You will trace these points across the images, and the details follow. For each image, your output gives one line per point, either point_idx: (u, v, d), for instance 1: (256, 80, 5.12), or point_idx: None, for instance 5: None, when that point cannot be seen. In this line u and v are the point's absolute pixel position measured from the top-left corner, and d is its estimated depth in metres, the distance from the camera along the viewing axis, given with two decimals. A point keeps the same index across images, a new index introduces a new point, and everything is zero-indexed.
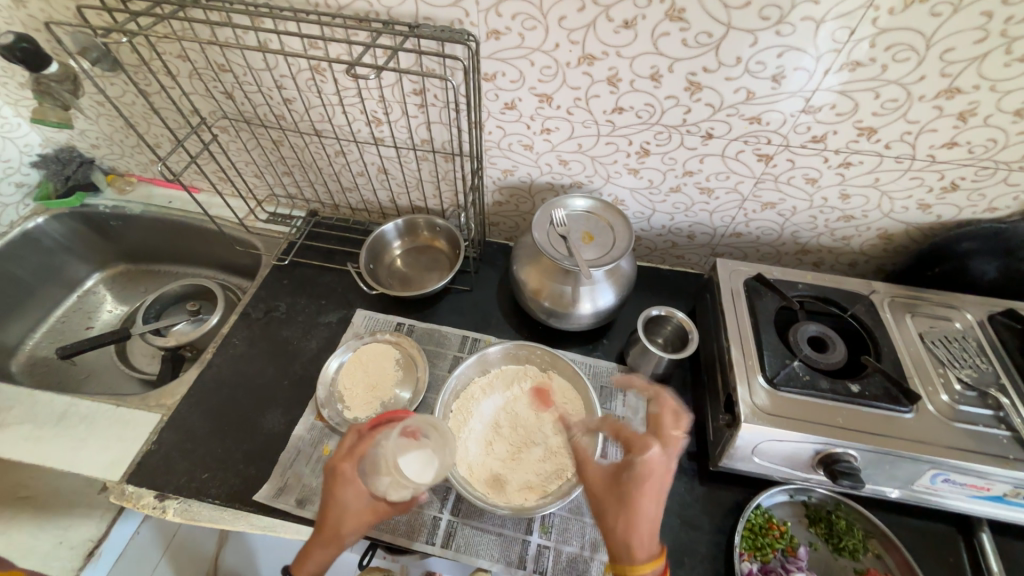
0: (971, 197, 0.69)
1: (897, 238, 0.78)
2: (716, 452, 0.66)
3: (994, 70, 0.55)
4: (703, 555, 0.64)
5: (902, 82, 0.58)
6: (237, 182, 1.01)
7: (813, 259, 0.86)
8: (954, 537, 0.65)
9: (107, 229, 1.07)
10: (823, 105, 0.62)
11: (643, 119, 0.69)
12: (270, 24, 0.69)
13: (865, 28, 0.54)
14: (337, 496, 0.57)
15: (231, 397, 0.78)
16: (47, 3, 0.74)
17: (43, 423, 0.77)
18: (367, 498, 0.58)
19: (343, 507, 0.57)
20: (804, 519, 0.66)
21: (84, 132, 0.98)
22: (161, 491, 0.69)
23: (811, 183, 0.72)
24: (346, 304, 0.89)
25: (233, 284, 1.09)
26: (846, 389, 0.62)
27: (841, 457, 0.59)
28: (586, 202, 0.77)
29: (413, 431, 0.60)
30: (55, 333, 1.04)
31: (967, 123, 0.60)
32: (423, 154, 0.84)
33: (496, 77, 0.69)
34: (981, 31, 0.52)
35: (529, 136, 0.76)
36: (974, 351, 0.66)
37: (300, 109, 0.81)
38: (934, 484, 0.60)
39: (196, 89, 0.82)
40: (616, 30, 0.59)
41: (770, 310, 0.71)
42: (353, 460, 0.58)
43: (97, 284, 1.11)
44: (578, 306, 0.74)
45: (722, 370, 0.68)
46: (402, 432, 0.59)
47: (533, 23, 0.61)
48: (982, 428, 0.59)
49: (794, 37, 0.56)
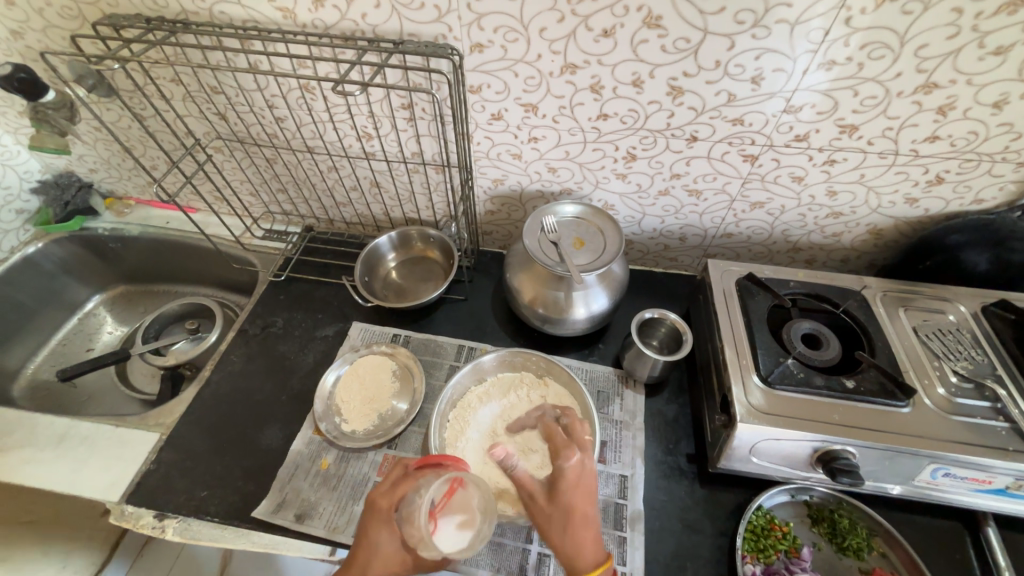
0: (957, 190, 0.69)
1: (887, 232, 0.78)
2: (714, 453, 0.65)
3: (968, 64, 0.56)
4: (706, 559, 0.63)
5: (880, 79, 0.58)
6: (233, 201, 1.02)
7: (806, 257, 0.86)
8: (960, 533, 0.64)
9: (106, 251, 1.08)
10: (804, 105, 0.63)
11: (628, 125, 0.70)
12: (260, 46, 0.70)
13: (839, 28, 0.55)
14: (369, 532, 0.54)
15: (230, 414, 0.78)
16: (44, 33, 0.76)
17: (44, 446, 0.77)
18: (398, 543, 0.53)
19: (373, 550, 0.53)
20: (807, 519, 0.65)
21: (82, 157, 1.00)
22: (161, 510, 0.69)
23: (798, 181, 0.73)
24: (343, 318, 0.89)
25: (231, 302, 1.09)
26: (842, 385, 0.62)
27: (840, 454, 0.58)
28: (576, 208, 0.78)
29: (456, 484, 0.56)
30: (56, 356, 1.05)
31: (947, 117, 0.61)
32: (414, 167, 0.85)
33: (481, 89, 0.70)
34: (953, 27, 0.53)
35: (516, 145, 0.77)
36: (970, 343, 0.66)
37: (291, 127, 0.82)
38: (935, 479, 0.60)
39: (190, 111, 0.84)
40: (596, 39, 0.61)
41: (762, 309, 0.71)
42: (391, 498, 0.55)
43: (97, 306, 1.12)
44: (572, 311, 0.74)
45: (717, 370, 0.68)
46: (444, 482, 0.55)
47: (514, 36, 0.62)
48: (981, 420, 0.59)
49: (771, 40, 0.57)
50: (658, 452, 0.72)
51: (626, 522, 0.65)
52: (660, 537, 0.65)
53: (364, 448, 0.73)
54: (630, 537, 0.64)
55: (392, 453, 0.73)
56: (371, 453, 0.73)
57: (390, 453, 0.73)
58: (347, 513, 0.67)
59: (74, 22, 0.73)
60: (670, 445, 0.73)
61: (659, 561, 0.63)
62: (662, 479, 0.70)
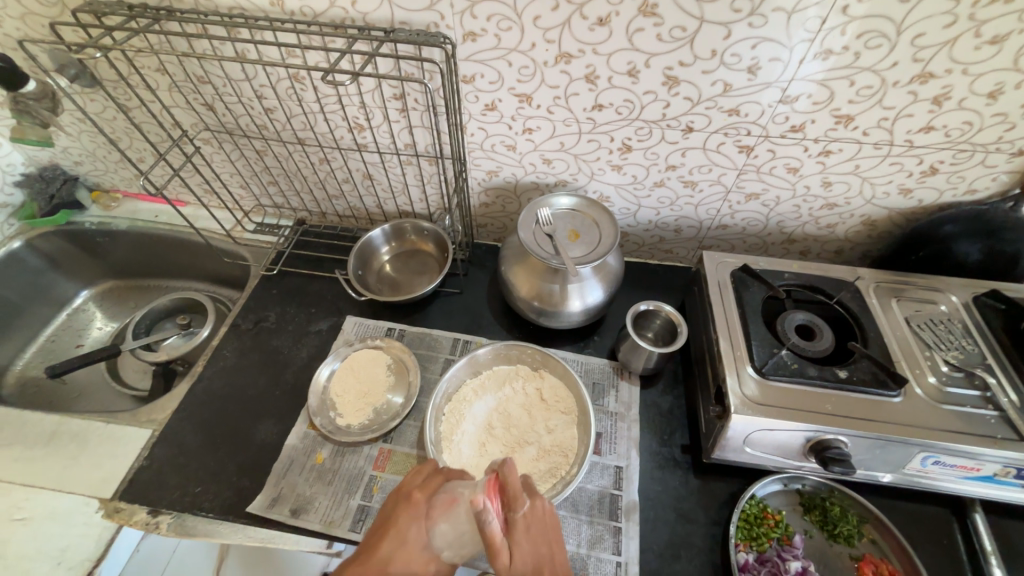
0: (951, 180, 0.69)
1: (881, 224, 0.79)
2: (709, 444, 0.66)
3: (964, 53, 0.55)
4: (699, 547, 0.64)
5: (876, 69, 0.58)
6: (223, 194, 1.01)
7: (800, 248, 0.87)
8: (949, 519, 0.65)
9: (94, 246, 1.06)
10: (800, 95, 0.63)
11: (624, 116, 0.69)
12: (247, 34, 0.68)
13: (836, 17, 0.54)
14: (400, 520, 0.52)
15: (223, 409, 0.78)
16: (22, 21, 0.74)
17: (35, 443, 0.76)
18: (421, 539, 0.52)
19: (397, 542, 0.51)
20: (799, 507, 0.66)
21: (66, 150, 0.98)
22: (155, 507, 0.69)
23: (793, 172, 0.73)
24: (337, 312, 0.89)
25: (223, 296, 1.08)
26: (835, 376, 0.62)
27: (832, 443, 0.59)
28: (570, 200, 0.78)
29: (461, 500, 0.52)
30: (46, 352, 1.03)
31: (942, 107, 0.61)
32: (407, 159, 0.84)
33: (475, 78, 0.69)
34: (950, 16, 0.52)
35: (511, 136, 0.76)
36: (961, 333, 0.67)
37: (281, 118, 0.81)
38: (925, 467, 0.60)
39: (177, 101, 0.82)
40: (591, 28, 0.60)
41: (757, 300, 0.71)
42: (427, 492, 0.55)
43: (86, 301, 1.11)
44: (567, 304, 0.74)
45: (711, 361, 0.68)
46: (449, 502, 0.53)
47: (508, 24, 0.61)
48: (970, 409, 0.60)
49: (768, 28, 0.56)
50: (653, 443, 0.73)
51: (622, 512, 0.66)
52: (655, 527, 0.65)
53: (359, 442, 0.73)
54: (625, 528, 0.65)
55: (388, 447, 0.73)
56: (367, 447, 0.72)
57: (385, 446, 0.73)
58: (343, 508, 0.67)
59: (53, 9, 0.71)
60: (665, 436, 0.73)
61: (654, 550, 0.64)
62: (657, 469, 0.70)
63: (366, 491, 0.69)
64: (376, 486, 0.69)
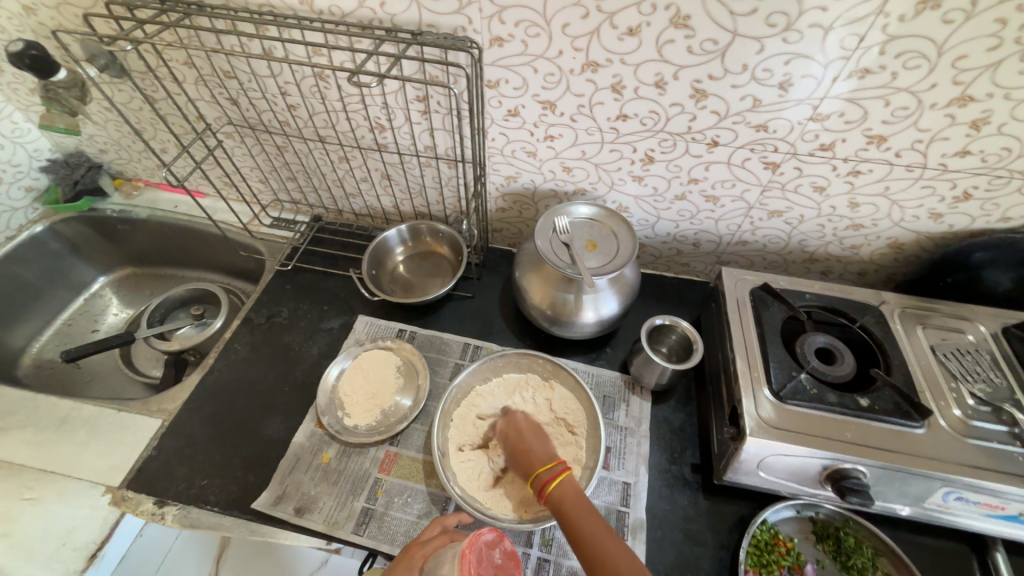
0: (984, 207, 0.67)
1: (907, 247, 0.76)
2: (721, 465, 0.64)
3: (1007, 78, 0.53)
4: (707, 571, 0.62)
5: (913, 90, 0.56)
6: (241, 187, 1.02)
7: (821, 268, 0.85)
8: (967, 557, 0.63)
9: (114, 233, 1.08)
10: (831, 113, 0.61)
11: (648, 127, 0.68)
12: (275, 32, 0.69)
13: (874, 35, 0.53)
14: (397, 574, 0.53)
15: (232, 402, 0.78)
16: (56, 11, 0.75)
17: (46, 428, 0.77)
18: None
19: None
20: (812, 535, 0.64)
21: (92, 138, 0.99)
22: (160, 498, 0.69)
23: (819, 191, 0.71)
24: (348, 311, 0.89)
25: (237, 288, 1.09)
26: (856, 403, 0.60)
27: (850, 473, 0.57)
28: (589, 209, 0.77)
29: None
30: (63, 336, 1.04)
31: (980, 132, 0.59)
32: (426, 161, 0.84)
33: (499, 83, 0.68)
34: (995, 39, 0.51)
35: (532, 143, 0.75)
36: (988, 365, 0.65)
37: (304, 115, 0.81)
38: (947, 502, 0.58)
39: (202, 95, 0.83)
40: (620, 37, 0.59)
41: (776, 320, 0.69)
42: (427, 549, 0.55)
43: (103, 286, 1.12)
44: (581, 314, 0.73)
45: (727, 380, 0.67)
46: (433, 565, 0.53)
47: (536, 30, 0.60)
48: (997, 445, 0.57)
49: (802, 44, 0.55)
50: (662, 460, 0.71)
51: (628, 530, 0.65)
52: (661, 547, 0.64)
53: (366, 444, 0.72)
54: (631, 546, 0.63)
55: (394, 450, 0.72)
56: (372, 449, 0.72)
57: (392, 449, 0.72)
58: (346, 509, 0.67)
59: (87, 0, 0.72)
60: (675, 454, 0.72)
61: (659, 571, 0.62)
62: (665, 488, 0.69)
63: (370, 493, 0.68)
64: (380, 489, 0.68)
